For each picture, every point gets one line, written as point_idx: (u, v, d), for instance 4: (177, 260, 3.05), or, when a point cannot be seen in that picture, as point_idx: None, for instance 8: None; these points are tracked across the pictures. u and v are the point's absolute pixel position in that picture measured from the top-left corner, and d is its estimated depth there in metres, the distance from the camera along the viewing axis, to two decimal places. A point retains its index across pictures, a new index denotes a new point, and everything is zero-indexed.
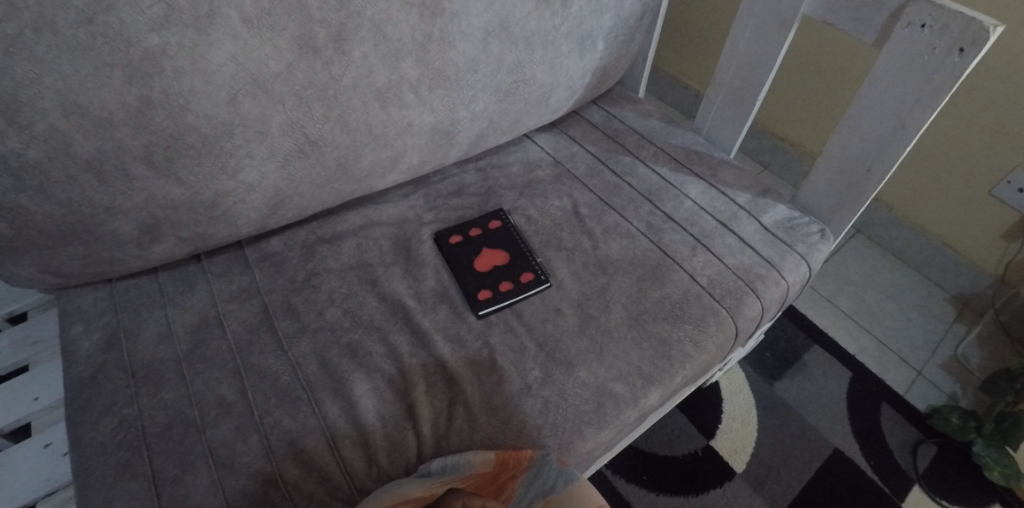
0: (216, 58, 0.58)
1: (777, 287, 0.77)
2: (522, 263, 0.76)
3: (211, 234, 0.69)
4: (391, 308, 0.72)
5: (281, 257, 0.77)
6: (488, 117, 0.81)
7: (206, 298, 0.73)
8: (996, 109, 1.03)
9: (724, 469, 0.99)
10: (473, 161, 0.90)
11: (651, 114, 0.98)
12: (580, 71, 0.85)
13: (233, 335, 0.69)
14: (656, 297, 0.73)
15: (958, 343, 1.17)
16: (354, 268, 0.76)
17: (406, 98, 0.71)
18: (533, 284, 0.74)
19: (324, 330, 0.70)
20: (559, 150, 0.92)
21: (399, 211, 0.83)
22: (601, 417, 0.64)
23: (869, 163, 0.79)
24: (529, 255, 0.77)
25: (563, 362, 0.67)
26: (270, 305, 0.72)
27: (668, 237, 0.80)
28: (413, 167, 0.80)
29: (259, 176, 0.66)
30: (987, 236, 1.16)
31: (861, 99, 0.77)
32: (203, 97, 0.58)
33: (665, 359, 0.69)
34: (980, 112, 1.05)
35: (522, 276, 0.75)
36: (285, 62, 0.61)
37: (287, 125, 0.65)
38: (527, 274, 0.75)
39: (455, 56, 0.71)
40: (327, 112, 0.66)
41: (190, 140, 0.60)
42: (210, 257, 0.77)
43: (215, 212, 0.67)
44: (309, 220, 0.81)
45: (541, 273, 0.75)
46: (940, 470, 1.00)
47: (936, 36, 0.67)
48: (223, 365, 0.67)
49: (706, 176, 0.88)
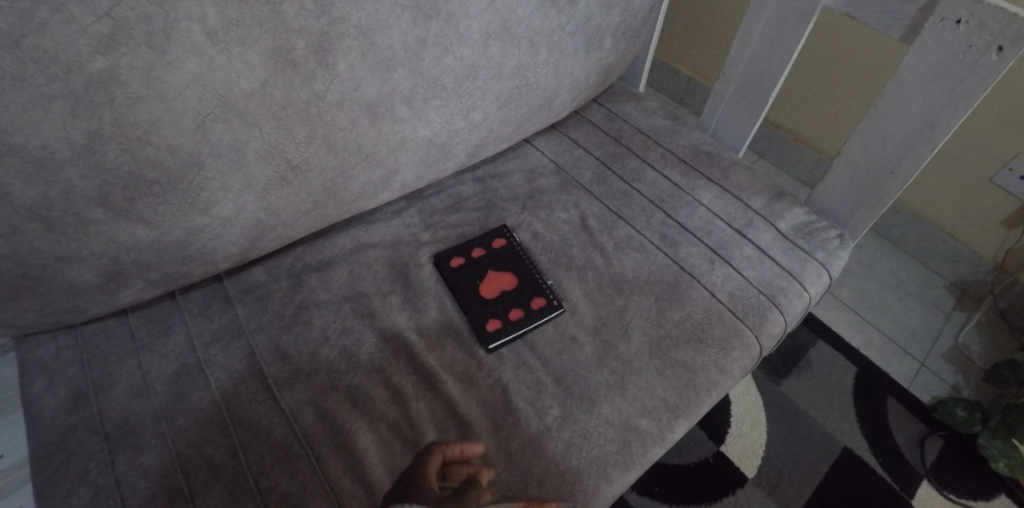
0: (177, 80, 0.49)
1: (800, 299, 0.73)
2: (532, 288, 0.71)
3: (184, 272, 0.62)
4: (392, 344, 0.66)
5: (266, 290, 0.70)
6: (489, 126, 0.74)
7: (184, 342, 0.65)
8: (1003, 96, 0.99)
9: (736, 475, 0.97)
10: (470, 172, 0.84)
11: (655, 111, 0.92)
12: (585, 72, 0.78)
13: (218, 383, 0.62)
14: (677, 318, 0.69)
15: (958, 332, 1.17)
16: (348, 300, 0.69)
17: (399, 112, 0.63)
18: (546, 311, 0.68)
19: (319, 375, 0.63)
20: (562, 154, 0.86)
21: (393, 231, 0.76)
22: (628, 457, 0.59)
23: (892, 166, 0.75)
24: (539, 277, 0.72)
25: (583, 398, 0.62)
26: (257, 347, 0.65)
27: (683, 249, 0.76)
28: (407, 184, 0.73)
29: (235, 208, 0.58)
30: (987, 224, 1.15)
31: (883, 98, 0.73)
32: (165, 126, 0.50)
33: (691, 387, 0.64)
34: (988, 100, 1.01)
35: (533, 302, 0.69)
36: (259, 80, 0.53)
37: (265, 151, 0.57)
38: (538, 299, 0.70)
39: (452, 63, 0.64)
40: (311, 133, 0.58)
41: (152, 176, 0.52)
42: (187, 293, 0.69)
43: (188, 250, 0.59)
44: (294, 245, 0.74)
45: (554, 298, 0.70)
46: (949, 464, 1.00)
47: (972, 34, 0.62)
48: (209, 420, 0.60)
49: (718, 179, 0.84)
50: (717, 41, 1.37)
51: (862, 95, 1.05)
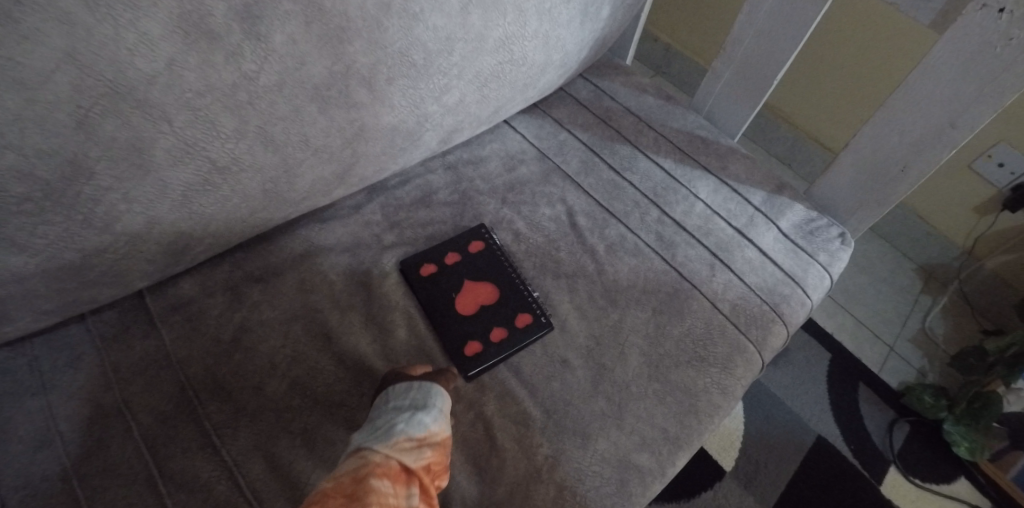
0: (43, 60, 0.35)
1: (803, 307, 0.68)
2: (517, 301, 0.62)
3: (88, 298, 0.49)
4: (354, 373, 0.57)
5: (198, 308, 0.58)
6: (465, 108, 0.62)
7: (97, 377, 0.53)
8: None
9: (713, 469, 0.96)
10: (440, 157, 0.73)
11: (646, 89, 0.83)
12: (577, 45, 0.67)
13: (142, 428, 0.51)
14: (676, 334, 0.62)
15: (925, 315, 1.18)
16: (300, 319, 0.59)
17: (357, 95, 0.51)
18: (535, 328, 0.60)
19: (268, 413, 0.53)
20: (544, 138, 0.76)
21: (352, 233, 0.65)
22: (627, 498, 0.53)
23: (905, 162, 0.69)
24: (524, 289, 0.63)
25: (577, 433, 0.55)
26: (190, 381, 0.54)
27: (681, 252, 0.68)
28: (367, 178, 0.61)
29: (146, 222, 0.46)
30: (961, 208, 1.13)
31: (903, 89, 0.66)
32: (30, 124, 0.36)
33: (692, 415, 0.58)
34: None
35: (518, 319, 0.61)
36: (163, 58, 0.39)
37: (180, 150, 0.44)
38: (524, 315, 0.61)
39: (423, 35, 0.51)
40: (241, 125, 0.46)
41: (20, 190, 0.38)
42: (99, 313, 0.56)
43: (87, 274, 0.46)
44: (233, 250, 0.62)
45: (541, 314, 0.61)
46: (915, 449, 1.02)
47: (1015, 25, 0.55)
48: (131, 476, 0.49)
49: (715, 169, 0.76)
50: (701, 8, 1.26)
51: (872, 96, 1.03)
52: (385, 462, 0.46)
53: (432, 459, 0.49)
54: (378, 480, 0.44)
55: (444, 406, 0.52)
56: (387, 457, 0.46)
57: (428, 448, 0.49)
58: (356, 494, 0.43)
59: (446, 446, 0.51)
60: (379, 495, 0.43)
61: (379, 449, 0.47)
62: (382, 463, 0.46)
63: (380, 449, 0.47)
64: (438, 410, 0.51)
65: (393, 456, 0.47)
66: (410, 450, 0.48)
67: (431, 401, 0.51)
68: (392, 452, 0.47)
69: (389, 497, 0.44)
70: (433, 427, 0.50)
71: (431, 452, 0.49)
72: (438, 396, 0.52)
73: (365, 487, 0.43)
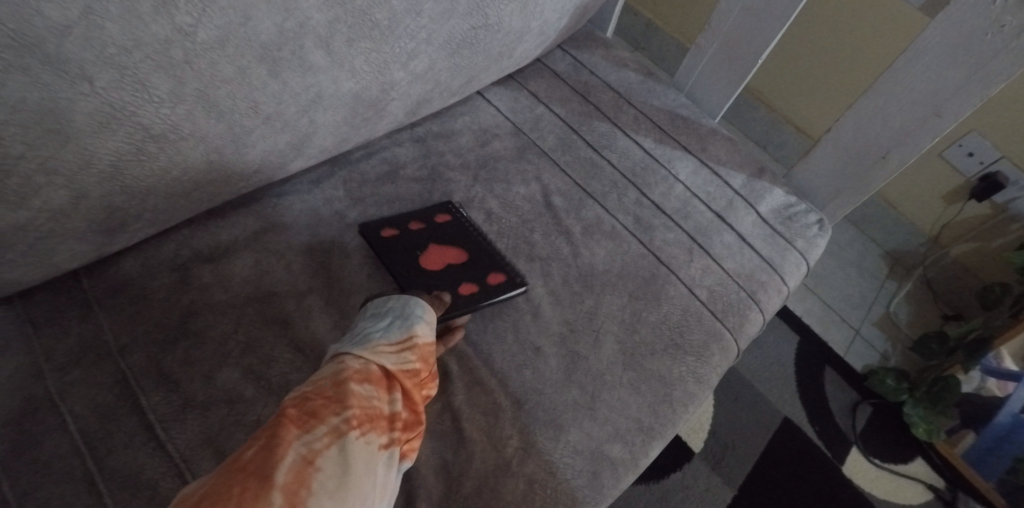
0: None
1: (779, 294, 0.67)
2: (488, 262, 0.59)
3: (8, 279, 0.44)
4: (313, 361, 0.53)
5: (141, 291, 0.53)
6: (435, 77, 0.58)
7: (23, 367, 0.48)
8: None
9: (683, 451, 0.96)
10: (408, 129, 0.68)
11: (626, 64, 0.79)
12: (557, 12, 0.63)
13: (77, 422, 0.47)
14: (652, 321, 0.60)
15: (890, 300, 1.20)
16: (254, 302, 0.54)
17: (312, 57, 0.46)
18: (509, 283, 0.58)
19: (219, 405, 0.49)
20: (520, 112, 0.72)
21: (311, 209, 0.60)
22: (598, 492, 0.52)
23: (886, 149, 0.68)
24: (494, 253, 0.60)
25: (548, 424, 0.53)
26: (131, 371, 0.49)
27: (659, 235, 0.66)
28: (327, 150, 0.56)
29: (71, 196, 0.40)
30: (930, 195, 1.15)
31: (890, 74, 0.64)
32: None
33: (666, 404, 0.57)
34: None
35: (490, 278, 0.58)
36: (77, 4, 0.34)
37: (105, 115, 0.38)
38: (496, 273, 0.59)
39: None
40: (177, 87, 0.40)
41: None
42: (26, 296, 0.51)
43: (4, 255, 0.41)
44: (178, 226, 0.57)
45: (514, 273, 0.59)
46: (876, 430, 1.04)
47: (1008, 9, 0.53)
48: (65, 476, 0.44)
49: (696, 150, 0.73)
50: None
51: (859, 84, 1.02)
52: (364, 368, 0.45)
53: (418, 364, 0.48)
54: (358, 386, 0.44)
55: (428, 314, 0.50)
56: (366, 363, 0.45)
57: (413, 352, 0.47)
58: (336, 398, 0.42)
59: (432, 352, 0.50)
60: (359, 399, 0.43)
61: (358, 354, 0.46)
62: (362, 369, 0.45)
63: (360, 353, 0.46)
64: (420, 317, 0.49)
65: (372, 361, 0.46)
66: (390, 353, 0.46)
67: (412, 309, 0.50)
68: (371, 357, 0.45)
69: (370, 401, 0.44)
70: (419, 329, 0.48)
71: (416, 356, 0.48)
72: (419, 305, 0.50)
73: (343, 390, 0.43)
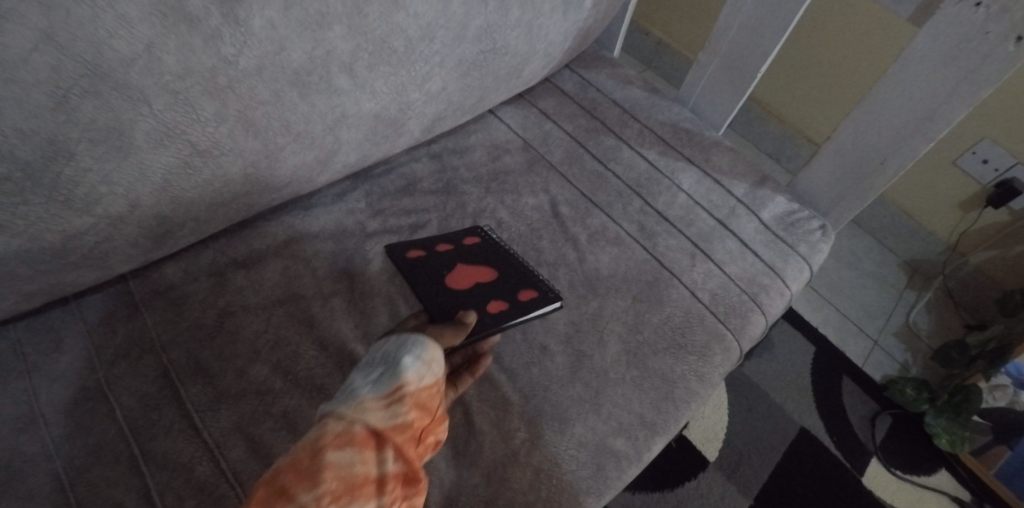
0: (19, 40, 0.35)
1: (781, 298, 0.69)
2: (520, 280, 0.61)
3: (70, 280, 0.49)
4: (335, 357, 0.57)
5: (182, 293, 0.58)
6: (448, 97, 0.63)
7: (79, 361, 0.54)
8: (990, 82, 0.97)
9: (698, 459, 0.97)
10: (424, 146, 0.73)
11: (632, 81, 0.83)
12: (560, 35, 0.68)
13: (125, 410, 0.52)
14: (655, 322, 0.63)
15: (909, 310, 1.19)
16: (282, 304, 0.59)
17: (337, 81, 0.52)
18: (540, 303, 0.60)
19: (249, 396, 0.54)
20: (529, 128, 0.77)
21: (335, 219, 0.66)
22: (603, 483, 0.54)
23: (884, 155, 0.70)
24: (527, 270, 0.63)
25: (554, 417, 0.56)
26: (172, 365, 0.55)
27: (662, 242, 0.69)
28: (350, 165, 0.62)
29: (128, 204, 0.46)
30: (946, 204, 1.15)
31: (885, 84, 0.66)
32: (10, 104, 0.37)
33: (668, 401, 0.59)
34: None
35: (522, 294, 0.60)
36: (141, 41, 0.40)
37: (160, 134, 0.44)
38: (529, 292, 0.61)
39: (403, 22, 0.52)
40: (220, 109, 0.46)
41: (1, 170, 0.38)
42: (82, 297, 0.57)
43: (68, 257, 0.47)
44: (215, 236, 0.62)
45: (548, 289, 0.61)
46: (897, 441, 1.03)
47: (991, 19, 0.56)
48: (114, 458, 0.49)
49: (699, 161, 0.77)
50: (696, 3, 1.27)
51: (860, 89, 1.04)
52: (346, 430, 0.42)
53: (407, 416, 0.45)
54: (337, 453, 0.41)
55: (423, 354, 0.47)
56: (348, 424, 0.43)
57: (401, 404, 0.45)
58: (311, 471, 0.39)
59: (428, 399, 0.47)
60: (338, 466, 0.40)
61: (341, 414, 0.43)
62: (344, 431, 0.42)
63: (342, 414, 0.43)
64: (411, 362, 0.46)
65: (355, 421, 0.43)
66: (375, 410, 0.44)
67: (403, 354, 0.47)
68: (353, 417, 0.43)
69: (353, 466, 0.41)
70: (408, 377, 0.46)
71: (404, 408, 0.45)
72: (412, 345, 0.47)
73: (320, 460, 0.40)
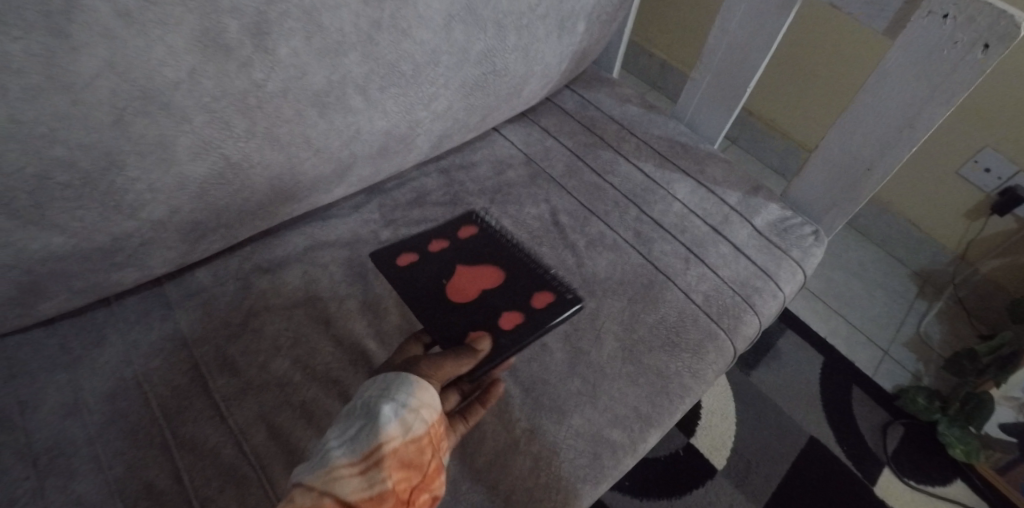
0: (85, 68, 0.42)
1: (775, 299, 0.72)
2: (537, 285, 0.64)
3: (115, 280, 0.56)
4: (350, 353, 0.62)
5: (211, 295, 0.64)
6: (453, 116, 0.69)
7: (119, 355, 0.59)
8: (986, 92, 0.99)
9: (705, 467, 0.98)
10: (434, 162, 0.79)
11: (630, 99, 0.89)
12: (557, 57, 0.74)
13: (159, 399, 0.57)
14: (650, 322, 0.66)
15: (920, 320, 1.19)
16: (302, 305, 0.65)
17: (353, 101, 0.58)
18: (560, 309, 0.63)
19: (271, 388, 0.59)
20: (532, 144, 0.82)
21: (350, 229, 0.71)
22: (599, 471, 0.57)
23: (871, 161, 0.73)
24: (546, 274, 0.66)
25: (553, 409, 0.59)
26: (201, 359, 0.60)
27: (658, 247, 0.73)
28: (365, 178, 0.68)
29: (168, 210, 0.52)
30: (952, 213, 1.16)
31: (866, 94, 0.70)
32: (74, 121, 0.43)
33: (663, 395, 0.62)
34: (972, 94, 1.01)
35: (538, 299, 0.63)
36: (185, 68, 0.46)
37: (199, 148, 0.50)
38: (546, 296, 0.64)
39: (411, 48, 0.58)
40: (250, 126, 0.53)
41: (65, 178, 0.45)
42: (122, 299, 0.63)
43: (115, 257, 0.53)
44: (242, 244, 0.68)
45: (567, 293, 0.64)
46: (910, 451, 1.02)
47: (959, 29, 0.60)
48: (149, 441, 0.55)
49: (693, 172, 0.81)
50: (698, 27, 1.33)
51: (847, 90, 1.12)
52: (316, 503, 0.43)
53: (385, 482, 0.45)
54: None
55: (406, 406, 0.47)
56: (318, 497, 0.43)
57: (378, 469, 0.45)
58: None
59: (410, 458, 0.46)
60: None
61: (311, 484, 0.44)
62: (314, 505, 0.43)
63: (313, 484, 0.44)
64: (388, 420, 0.46)
65: (326, 492, 0.43)
66: (348, 478, 0.44)
67: (381, 409, 0.46)
68: (324, 489, 0.43)
69: None
70: (385, 437, 0.46)
71: (381, 473, 0.45)
72: (392, 398, 0.47)
73: None
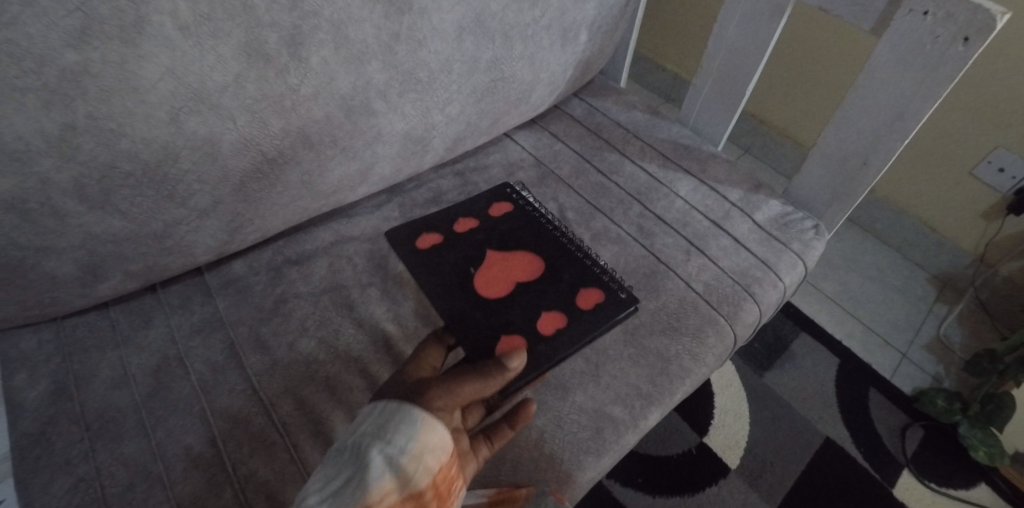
0: (149, 73, 0.49)
1: (775, 289, 0.74)
2: (583, 283, 0.70)
3: (165, 265, 0.62)
4: (370, 335, 0.67)
5: (247, 283, 0.71)
6: (466, 120, 0.75)
7: (164, 335, 0.66)
8: (994, 91, 1.01)
9: (719, 466, 0.98)
10: (449, 165, 0.85)
11: (635, 105, 0.94)
12: (561, 66, 0.80)
13: (198, 374, 0.63)
14: (652, 308, 0.70)
15: (939, 323, 1.18)
16: (327, 291, 0.71)
17: (375, 105, 0.65)
18: (613, 309, 0.68)
19: (298, 364, 0.64)
20: (542, 149, 0.88)
21: (372, 225, 0.77)
22: (602, 444, 0.60)
23: (866, 156, 0.76)
24: (595, 271, 0.71)
25: (558, 386, 0.63)
26: (236, 338, 0.66)
27: (660, 240, 0.77)
28: (387, 177, 0.74)
29: (212, 201, 0.59)
30: (968, 215, 1.17)
31: (857, 91, 0.73)
32: (138, 119, 0.51)
33: (663, 375, 0.65)
34: (979, 94, 1.03)
35: (584, 298, 0.68)
36: (231, 74, 0.54)
37: (240, 144, 0.57)
38: (594, 295, 0.69)
39: (426, 56, 0.65)
40: (285, 127, 0.59)
41: (128, 168, 0.52)
42: (167, 286, 0.70)
43: (166, 243, 0.60)
44: (274, 238, 0.75)
45: (619, 291, 0.69)
46: (930, 453, 1.01)
47: (939, 25, 0.63)
48: (189, 410, 0.60)
49: (696, 172, 0.85)
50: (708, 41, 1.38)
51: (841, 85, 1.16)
52: None
53: None
54: None
55: (402, 457, 0.48)
56: None
57: None
58: None
59: None
60: None
61: None
62: None
63: None
64: (379, 474, 0.47)
65: None
66: None
67: (371, 461, 0.48)
68: None
69: None
70: (376, 492, 0.47)
71: None
72: (384, 448, 0.49)
73: None
